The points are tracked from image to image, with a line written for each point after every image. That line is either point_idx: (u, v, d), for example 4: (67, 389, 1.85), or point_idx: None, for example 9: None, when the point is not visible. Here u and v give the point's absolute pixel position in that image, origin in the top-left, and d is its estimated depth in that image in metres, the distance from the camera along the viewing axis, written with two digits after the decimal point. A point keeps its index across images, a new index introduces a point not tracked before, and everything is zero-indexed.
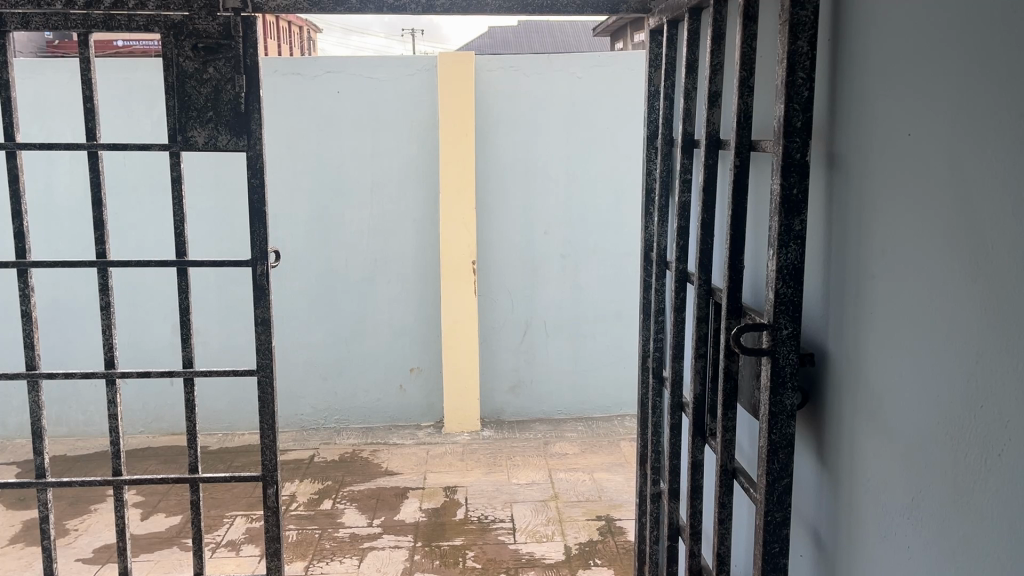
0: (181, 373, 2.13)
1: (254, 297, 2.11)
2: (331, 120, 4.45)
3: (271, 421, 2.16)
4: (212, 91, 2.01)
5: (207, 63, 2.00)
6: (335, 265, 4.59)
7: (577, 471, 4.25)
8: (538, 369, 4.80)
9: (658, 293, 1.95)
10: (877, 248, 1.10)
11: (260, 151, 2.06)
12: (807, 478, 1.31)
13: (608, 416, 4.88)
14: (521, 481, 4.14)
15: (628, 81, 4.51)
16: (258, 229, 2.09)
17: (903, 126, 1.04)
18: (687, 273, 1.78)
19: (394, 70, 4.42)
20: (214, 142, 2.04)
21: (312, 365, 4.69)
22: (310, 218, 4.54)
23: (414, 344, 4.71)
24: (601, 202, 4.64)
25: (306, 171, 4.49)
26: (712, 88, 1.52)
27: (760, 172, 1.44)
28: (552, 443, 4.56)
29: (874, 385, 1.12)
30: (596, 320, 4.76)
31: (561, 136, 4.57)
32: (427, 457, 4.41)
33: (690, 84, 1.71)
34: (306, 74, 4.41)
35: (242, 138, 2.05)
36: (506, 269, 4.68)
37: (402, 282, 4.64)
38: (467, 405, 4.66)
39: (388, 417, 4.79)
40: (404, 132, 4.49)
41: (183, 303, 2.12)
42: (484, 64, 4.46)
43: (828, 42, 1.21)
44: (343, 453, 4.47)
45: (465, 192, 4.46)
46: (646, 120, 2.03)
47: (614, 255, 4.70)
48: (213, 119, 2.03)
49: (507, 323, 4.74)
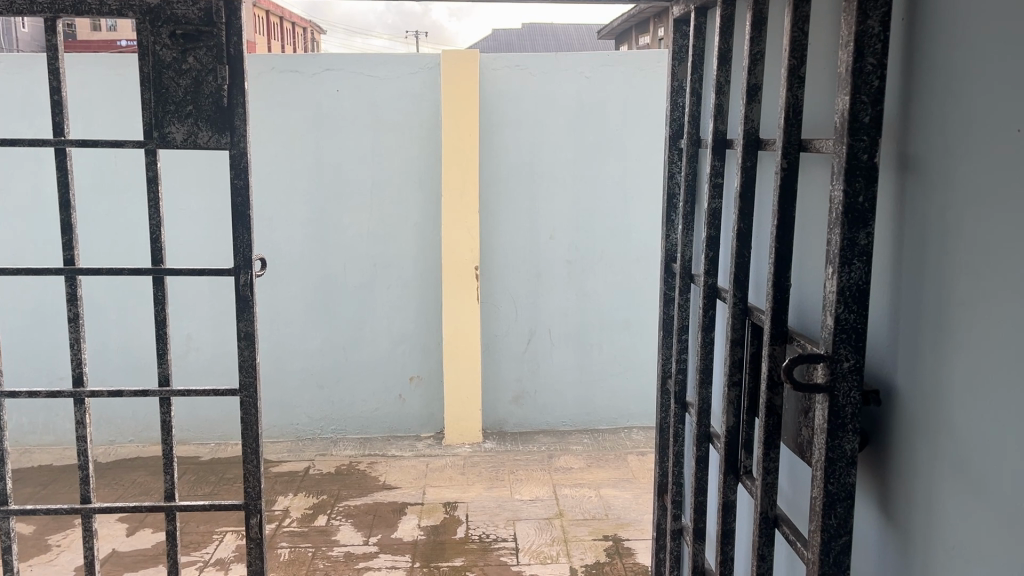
0: (156, 392, 1.94)
1: (237, 310, 1.92)
2: (330, 119, 4.27)
3: (254, 445, 1.97)
4: (192, 83, 1.83)
5: (187, 52, 1.82)
6: (333, 269, 4.41)
7: (582, 487, 4.06)
8: (542, 379, 4.61)
9: (681, 310, 1.77)
10: (969, 271, 0.90)
11: (245, 149, 1.87)
12: (868, 532, 1.12)
13: (614, 428, 4.69)
14: (524, 497, 3.95)
15: (639, 81, 4.33)
16: (242, 235, 1.90)
17: (1009, 121, 0.84)
18: (717, 288, 1.60)
19: (396, 68, 4.25)
20: (194, 140, 1.86)
21: (308, 374, 4.51)
22: (307, 220, 4.36)
23: (414, 352, 4.52)
24: (611, 206, 4.46)
25: (304, 171, 4.31)
26: (750, 80, 1.34)
27: (810, 174, 1.26)
28: (557, 457, 4.38)
29: (961, 432, 0.93)
30: (603, 327, 4.57)
31: (569, 137, 4.38)
32: (426, 470, 4.22)
33: (723, 76, 1.52)
34: (305, 72, 4.23)
35: (225, 135, 1.86)
36: (510, 275, 4.50)
37: (402, 287, 4.45)
38: (469, 416, 4.48)
39: (386, 428, 4.60)
40: (406, 132, 4.31)
41: (159, 315, 1.93)
42: (489, 62, 4.27)
43: (904, 21, 1.02)
44: (339, 465, 4.29)
45: (468, 195, 4.29)
46: (669, 117, 1.85)
47: (623, 261, 4.52)
48: (193, 114, 1.85)
49: (510, 331, 4.56)
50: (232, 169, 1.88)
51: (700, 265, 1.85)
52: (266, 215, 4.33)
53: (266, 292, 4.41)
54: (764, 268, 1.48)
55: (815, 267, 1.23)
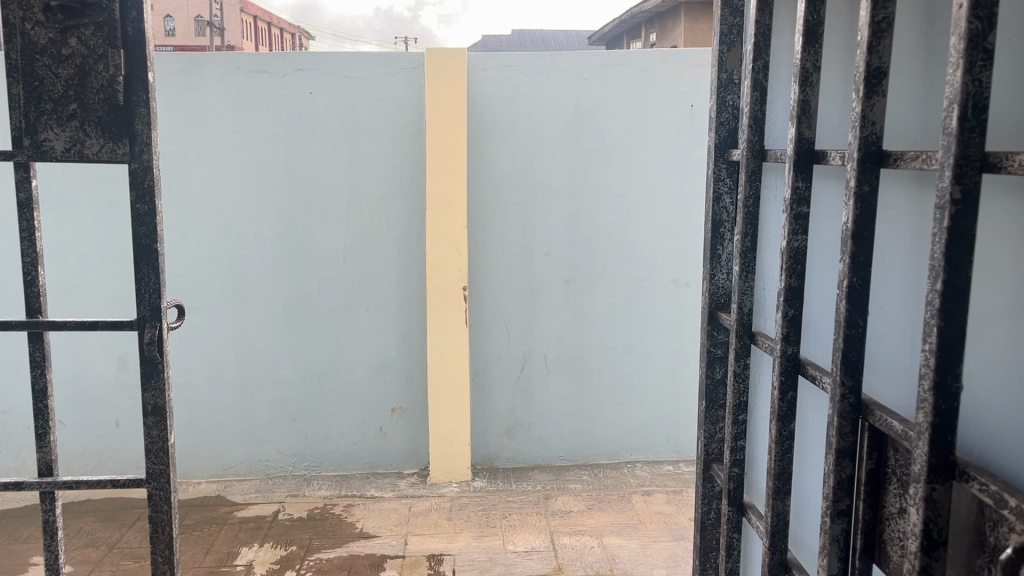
0: (35, 485, 1.47)
1: (143, 374, 1.45)
2: (301, 124, 3.80)
3: (168, 550, 1.50)
4: (76, 73, 1.37)
5: (66, 32, 1.36)
6: (304, 290, 3.92)
7: (582, 535, 3.58)
8: (537, 409, 4.14)
9: (737, 380, 1.31)
10: None
11: (149, 162, 1.42)
12: None
13: (616, 463, 4.22)
14: (517, 548, 3.47)
15: (643, 84, 3.89)
16: (147, 276, 1.44)
17: None
18: (798, 362, 1.13)
19: (375, 68, 3.78)
20: (79, 151, 1.39)
21: (277, 406, 4.02)
22: (276, 236, 3.87)
23: (396, 382, 4.04)
24: (611, 220, 4.00)
25: (272, 181, 3.83)
26: (872, 63, 0.88)
27: (1001, 206, 0.82)
28: (553, 498, 3.90)
29: None
30: (603, 352, 4.11)
31: (567, 144, 3.93)
32: (409, 515, 3.72)
33: (811, 61, 1.06)
34: (274, 72, 3.76)
35: (123, 144, 1.40)
36: (503, 296, 4.03)
37: (383, 310, 3.96)
38: (459, 453, 3.98)
39: (366, 464, 4.11)
40: (386, 140, 3.84)
41: (37, 384, 1.47)
42: (478, 62, 3.83)
43: None
44: (311, 509, 3.78)
45: (455, 209, 3.79)
46: (716, 121, 1.42)
47: (625, 280, 4.05)
48: (77, 115, 1.38)
49: (503, 357, 4.08)
50: (133, 190, 1.42)
51: (769, 323, 1.38)
52: (230, 230, 3.85)
53: (233, 316, 3.92)
54: (893, 337, 0.99)
55: (1014, 348, 0.80)
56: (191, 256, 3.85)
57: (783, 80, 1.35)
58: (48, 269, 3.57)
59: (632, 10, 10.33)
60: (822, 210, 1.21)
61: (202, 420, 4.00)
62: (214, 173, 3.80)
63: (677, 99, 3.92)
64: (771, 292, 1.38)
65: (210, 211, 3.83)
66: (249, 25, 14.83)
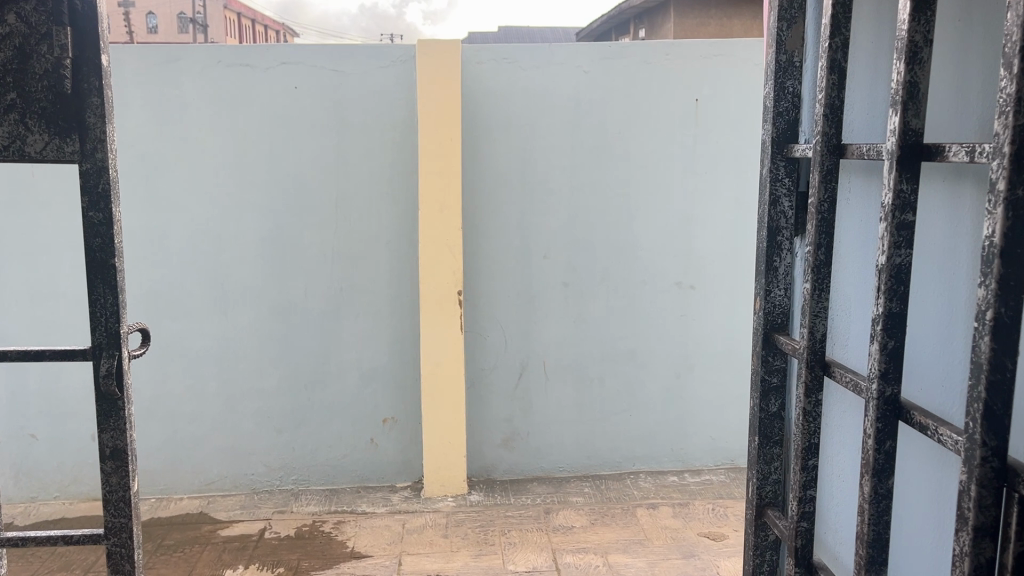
0: None
1: (100, 412, 1.25)
2: (286, 121, 3.57)
3: None
4: (16, 56, 1.17)
5: (3, 7, 1.16)
6: (291, 295, 3.69)
7: (587, 553, 3.32)
8: (536, 419, 3.92)
9: (806, 419, 1.12)
10: None
11: (103, 161, 1.21)
12: None
13: (618, 474, 3.99)
14: (518, 567, 3.21)
15: (645, 78, 3.69)
16: (103, 294, 1.23)
17: None
18: (903, 409, 0.93)
19: (364, 62, 3.56)
20: (19, 148, 1.18)
21: (263, 418, 3.77)
22: (260, 238, 3.64)
23: (388, 390, 3.81)
24: (612, 221, 3.79)
25: (256, 181, 3.60)
26: None
27: None
28: (554, 512, 3.65)
29: None
30: (606, 358, 3.90)
31: (567, 141, 3.71)
32: (403, 532, 3.47)
33: (923, 32, 0.86)
34: (257, 65, 3.53)
35: (72, 139, 1.19)
36: (500, 300, 3.82)
37: (374, 316, 3.74)
38: (455, 466, 3.75)
39: (357, 478, 3.87)
40: (376, 137, 3.61)
41: None
42: (471, 55, 3.62)
43: None
44: (300, 527, 3.52)
45: (450, 210, 3.55)
46: (774, 112, 1.24)
47: (628, 283, 3.85)
48: (16, 105, 1.17)
49: (500, 364, 3.86)
50: (84, 196, 1.22)
51: (848, 350, 1.20)
52: (212, 232, 3.61)
53: (215, 323, 3.68)
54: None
55: None
56: (171, 259, 3.61)
57: (862, 70, 1.17)
58: (17, 273, 3.32)
59: (621, 7, 10.13)
60: (929, 218, 1.02)
61: (183, 432, 3.76)
62: (195, 172, 3.57)
63: (682, 93, 3.71)
64: (850, 314, 1.19)
65: (191, 212, 3.59)
66: (234, 24, 14.52)
